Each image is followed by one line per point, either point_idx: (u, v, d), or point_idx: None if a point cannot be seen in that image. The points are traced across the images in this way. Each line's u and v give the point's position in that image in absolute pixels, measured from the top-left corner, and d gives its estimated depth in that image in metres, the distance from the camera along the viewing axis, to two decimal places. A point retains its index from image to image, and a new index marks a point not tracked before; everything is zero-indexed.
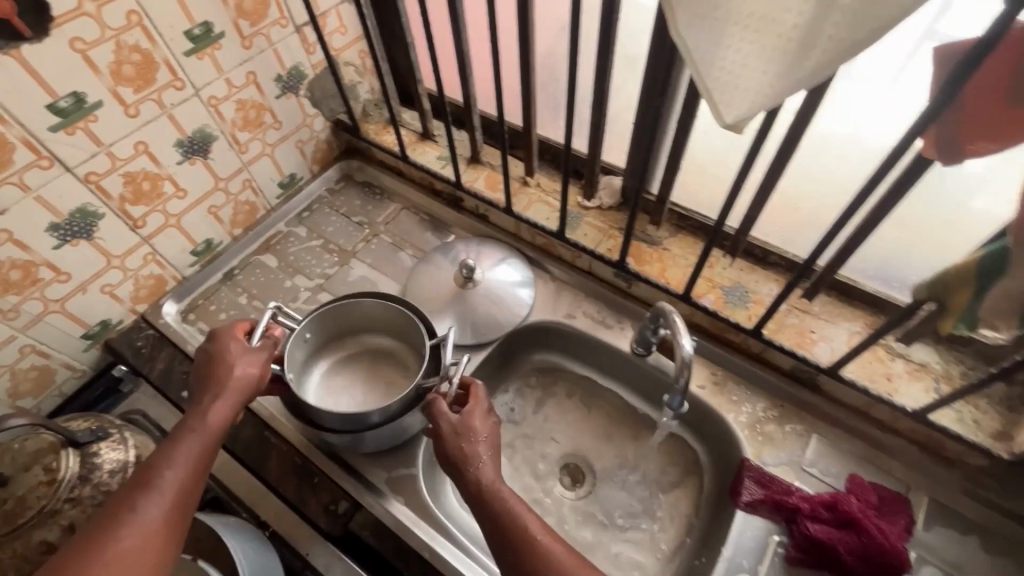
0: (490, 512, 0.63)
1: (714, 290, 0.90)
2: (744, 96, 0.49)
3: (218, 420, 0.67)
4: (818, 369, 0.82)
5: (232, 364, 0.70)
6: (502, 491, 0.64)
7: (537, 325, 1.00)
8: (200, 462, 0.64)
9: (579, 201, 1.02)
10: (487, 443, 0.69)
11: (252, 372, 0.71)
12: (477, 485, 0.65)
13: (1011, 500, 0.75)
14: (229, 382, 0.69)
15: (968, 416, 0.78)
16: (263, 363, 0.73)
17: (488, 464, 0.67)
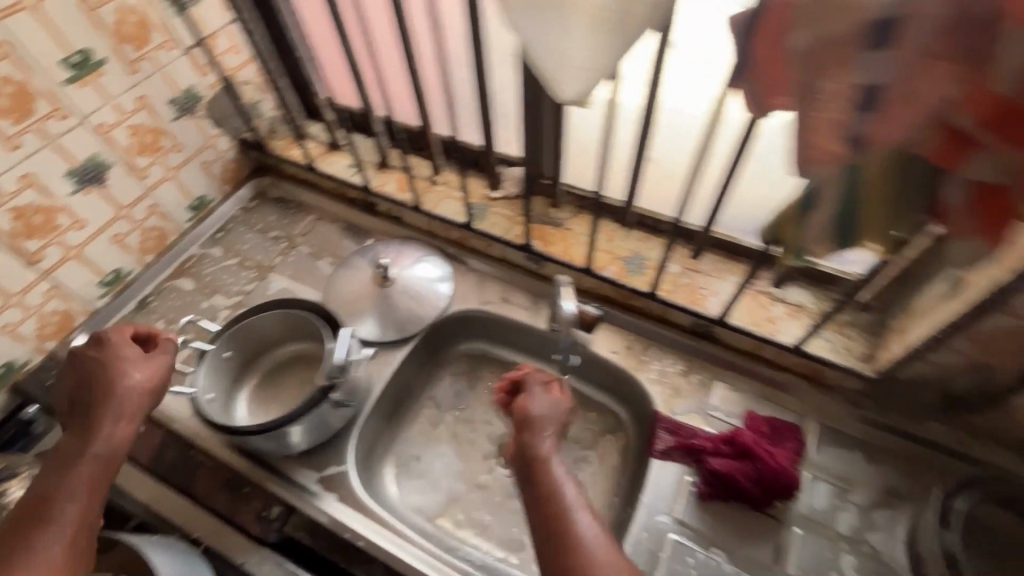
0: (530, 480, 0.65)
1: (615, 261, 0.96)
2: (575, 77, 0.55)
3: (117, 438, 0.67)
4: (711, 321, 0.90)
5: (123, 379, 0.70)
6: (551, 458, 0.66)
7: (458, 315, 1.04)
8: (101, 483, 0.65)
9: (485, 193, 1.08)
10: (554, 417, 0.71)
11: (140, 382, 0.71)
12: (529, 454, 0.67)
13: (885, 415, 0.85)
14: (120, 401, 0.69)
15: (840, 344, 0.86)
16: (155, 373, 0.73)
17: (544, 436, 0.69)
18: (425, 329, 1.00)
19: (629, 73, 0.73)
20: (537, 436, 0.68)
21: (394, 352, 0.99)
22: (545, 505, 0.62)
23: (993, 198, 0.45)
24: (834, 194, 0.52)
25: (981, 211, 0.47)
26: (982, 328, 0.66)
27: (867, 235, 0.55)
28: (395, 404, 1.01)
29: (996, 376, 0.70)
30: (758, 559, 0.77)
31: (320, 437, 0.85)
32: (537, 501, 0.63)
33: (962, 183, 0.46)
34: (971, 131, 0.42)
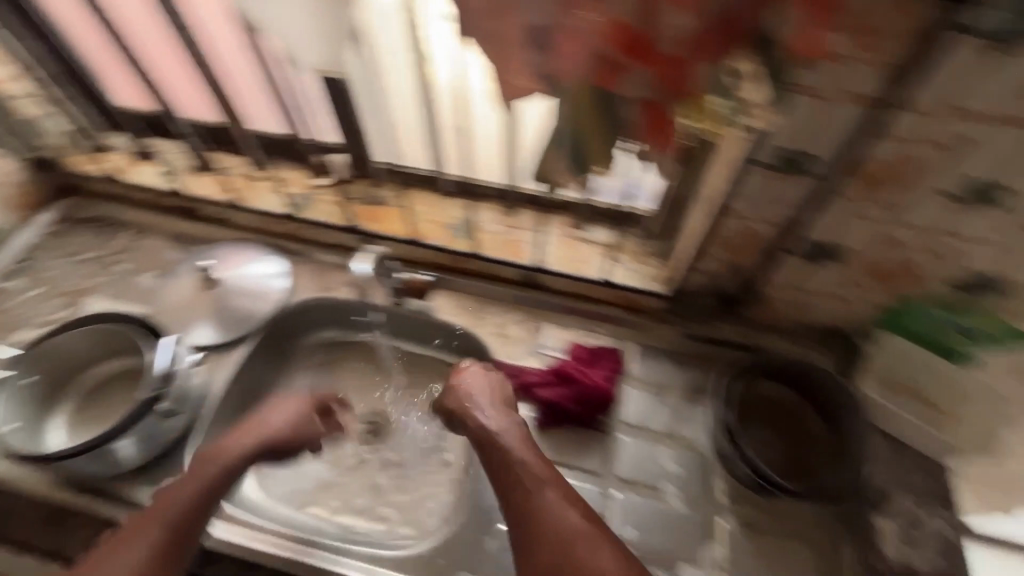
0: (495, 457, 0.73)
1: (440, 229, 1.01)
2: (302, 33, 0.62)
3: (206, 470, 0.72)
4: (533, 269, 0.98)
5: (279, 421, 0.81)
6: (509, 441, 0.73)
7: (299, 307, 1.02)
8: (205, 497, 0.70)
9: (309, 181, 1.06)
10: (484, 395, 0.80)
11: (319, 432, 0.84)
12: (481, 436, 0.75)
13: (688, 326, 0.96)
14: (252, 427, 0.79)
15: (644, 272, 0.97)
16: (304, 415, 0.83)
17: (489, 414, 0.77)
18: (263, 327, 0.98)
19: (379, 41, 0.71)
20: (481, 415, 0.77)
21: (232, 352, 0.96)
22: (507, 478, 0.70)
23: (657, 115, 0.55)
24: (564, 126, 0.60)
25: (652, 126, 0.56)
26: (724, 233, 0.79)
27: (595, 161, 0.63)
28: (244, 407, 0.98)
29: (748, 271, 0.84)
30: (589, 469, 0.86)
31: (150, 455, 0.82)
32: (503, 473, 0.70)
33: (633, 103, 0.55)
34: (618, 58, 0.50)
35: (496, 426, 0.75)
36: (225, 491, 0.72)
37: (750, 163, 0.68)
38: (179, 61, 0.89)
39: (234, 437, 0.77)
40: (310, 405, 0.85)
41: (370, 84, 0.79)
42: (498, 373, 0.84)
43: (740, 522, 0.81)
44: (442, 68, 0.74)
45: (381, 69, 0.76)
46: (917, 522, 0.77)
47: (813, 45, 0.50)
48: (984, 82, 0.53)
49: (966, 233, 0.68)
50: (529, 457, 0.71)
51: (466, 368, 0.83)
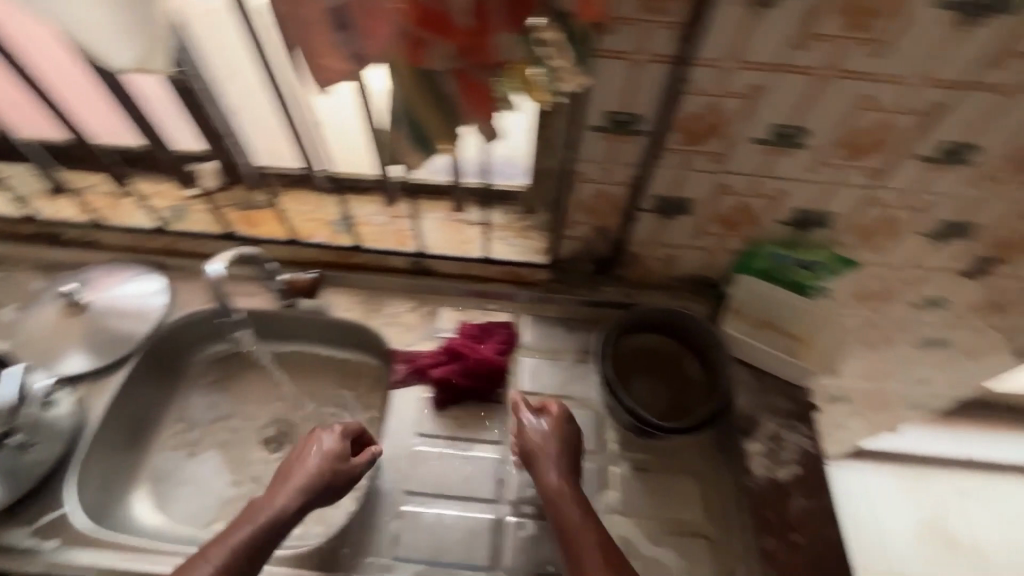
0: (556, 520, 0.72)
1: (323, 227, 1.01)
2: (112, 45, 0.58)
3: (241, 540, 0.67)
4: (417, 254, 1.00)
5: (330, 466, 0.74)
6: (569, 506, 0.72)
7: (183, 322, 0.98)
8: (250, 559, 0.66)
9: (181, 192, 1.03)
10: (553, 446, 0.77)
11: (360, 469, 0.76)
12: (548, 490, 0.73)
13: (574, 291, 1.01)
14: (301, 476, 0.73)
15: (527, 246, 1.00)
16: (352, 461, 0.76)
17: (554, 467, 0.75)
18: (142, 346, 0.94)
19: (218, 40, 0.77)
20: (546, 466, 0.75)
21: (110, 376, 0.92)
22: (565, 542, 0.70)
23: (471, 87, 0.58)
24: (396, 108, 0.61)
25: (470, 96, 0.58)
26: (581, 197, 0.84)
27: (438, 136, 0.63)
28: (131, 434, 0.94)
29: (613, 232, 0.90)
30: (489, 439, 0.88)
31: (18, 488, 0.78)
32: (565, 538, 0.70)
33: (449, 76, 0.57)
34: (418, 34, 0.52)
35: (558, 482, 0.74)
36: (267, 552, 0.68)
37: (585, 129, 0.72)
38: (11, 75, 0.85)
39: (278, 494, 0.71)
40: (344, 433, 0.78)
41: (198, 64, 0.80)
42: (564, 419, 0.79)
43: (630, 467, 0.86)
44: (272, 47, 0.77)
45: (211, 49, 0.80)
46: (779, 440, 0.84)
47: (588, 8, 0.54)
48: (755, 34, 0.60)
49: (782, 174, 0.76)
50: (584, 524, 0.70)
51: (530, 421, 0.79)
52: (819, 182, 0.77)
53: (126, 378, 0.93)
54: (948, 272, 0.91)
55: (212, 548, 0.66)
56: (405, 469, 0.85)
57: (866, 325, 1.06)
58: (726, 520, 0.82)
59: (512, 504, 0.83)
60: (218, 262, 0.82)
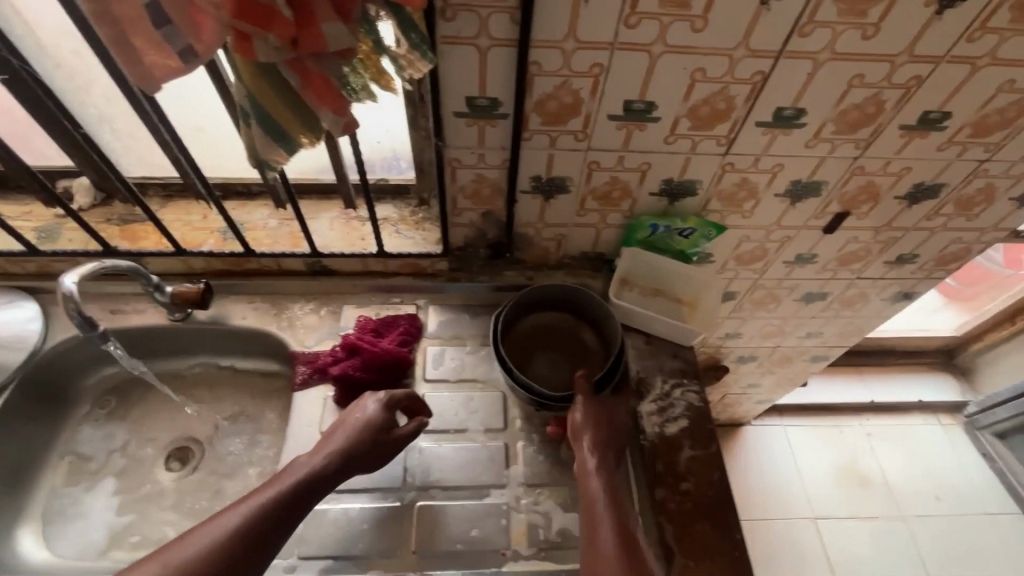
0: (584, 492, 0.75)
1: (211, 234, 0.98)
2: None
3: (289, 485, 0.70)
4: (313, 255, 0.98)
5: (370, 433, 0.77)
6: (601, 484, 0.75)
7: (63, 347, 0.93)
8: (287, 509, 0.68)
9: (52, 212, 0.98)
10: (601, 429, 0.80)
11: (399, 439, 0.79)
12: (586, 457, 0.78)
13: (473, 278, 1.03)
14: (342, 441, 0.75)
15: (423, 238, 1.02)
16: (393, 431, 0.79)
17: (595, 449, 0.78)
18: (17, 376, 0.89)
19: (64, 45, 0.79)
20: (587, 450, 0.78)
21: None
22: (587, 512, 0.73)
23: (312, 78, 0.58)
24: (243, 103, 0.61)
25: (310, 88, 0.58)
26: (460, 183, 0.86)
27: (292, 130, 0.64)
28: (13, 470, 0.88)
29: (499, 216, 0.93)
30: None
31: None
32: (587, 503, 0.74)
33: (285, 68, 0.56)
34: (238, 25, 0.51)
35: (593, 469, 0.76)
36: (307, 508, 0.70)
37: (448, 115, 0.74)
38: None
39: (323, 455, 0.74)
40: (390, 402, 0.81)
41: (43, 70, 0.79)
42: (617, 413, 0.83)
43: (534, 440, 0.89)
44: None
45: (54, 53, 0.79)
46: (669, 398, 0.90)
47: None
48: (584, 15, 0.64)
49: (641, 148, 0.81)
50: (605, 501, 0.73)
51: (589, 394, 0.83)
52: (677, 153, 0.82)
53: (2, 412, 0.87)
54: (809, 228, 0.99)
55: (250, 497, 0.68)
56: None
57: (752, 285, 1.14)
58: None
59: (419, 489, 0.84)
60: (71, 277, 0.79)
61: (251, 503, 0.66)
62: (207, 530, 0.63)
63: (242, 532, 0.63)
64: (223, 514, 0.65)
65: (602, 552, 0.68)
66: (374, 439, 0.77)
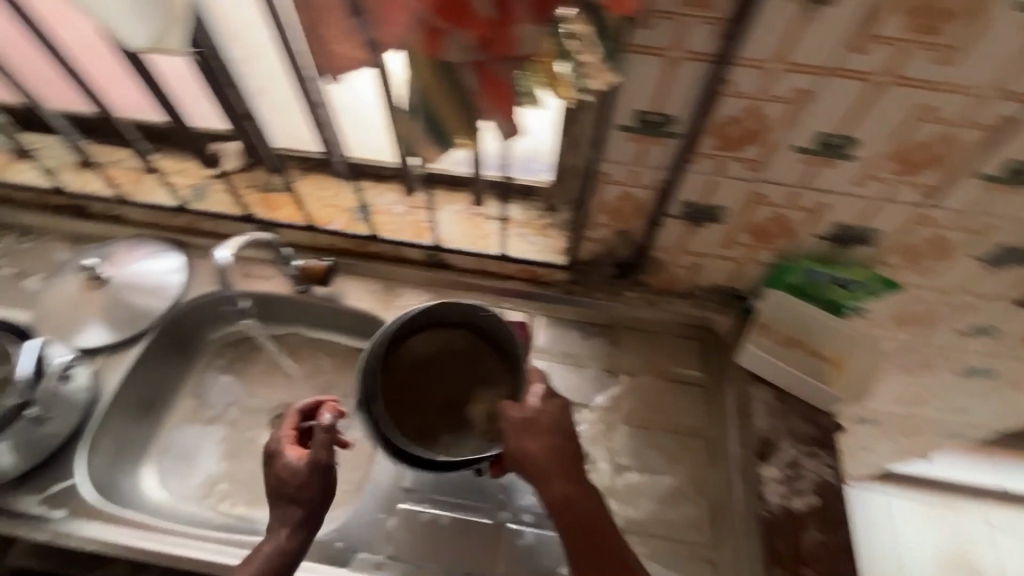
0: (566, 522, 0.65)
1: (341, 214, 1.00)
2: (133, 21, 0.56)
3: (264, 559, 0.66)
4: (434, 249, 0.98)
5: (292, 490, 0.69)
6: (584, 504, 0.66)
7: (198, 301, 0.99)
8: None
9: (203, 172, 1.03)
10: (561, 439, 0.68)
11: (305, 468, 0.69)
12: (554, 498, 0.65)
13: (590, 293, 0.98)
14: (287, 517, 0.69)
15: (545, 245, 0.97)
16: (306, 470, 0.69)
17: (561, 469, 0.66)
18: (159, 323, 0.95)
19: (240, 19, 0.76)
20: (555, 471, 0.66)
21: (127, 350, 0.93)
22: (580, 544, 0.64)
23: (492, 81, 0.55)
24: (415, 98, 0.58)
25: (488, 91, 0.55)
26: (604, 199, 0.79)
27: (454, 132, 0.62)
28: (146, 408, 0.95)
29: (635, 236, 0.86)
30: None
31: (27, 451, 0.78)
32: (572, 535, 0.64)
33: (468, 68, 0.54)
34: (434, 21, 0.48)
35: (573, 488, 0.66)
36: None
37: (613, 128, 0.68)
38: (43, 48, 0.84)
39: (279, 536, 0.68)
40: (290, 438, 0.73)
41: (218, 43, 0.77)
42: (566, 405, 0.71)
43: (635, 480, 0.84)
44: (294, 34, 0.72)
45: (229, 28, 0.77)
46: (798, 468, 0.80)
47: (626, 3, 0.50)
48: (808, 35, 0.54)
49: (823, 186, 0.70)
50: (594, 516, 0.65)
51: (529, 395, 0.70)
52: (864, 197, 0.71)
53: (144, 351, 0.94)
54: None
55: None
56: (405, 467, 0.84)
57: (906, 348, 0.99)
58: (734, 547, 0.78)
59: (513, 512, 0.81)
60: (227, 250, 0.83)
61: None
62: None
63: None
64: None
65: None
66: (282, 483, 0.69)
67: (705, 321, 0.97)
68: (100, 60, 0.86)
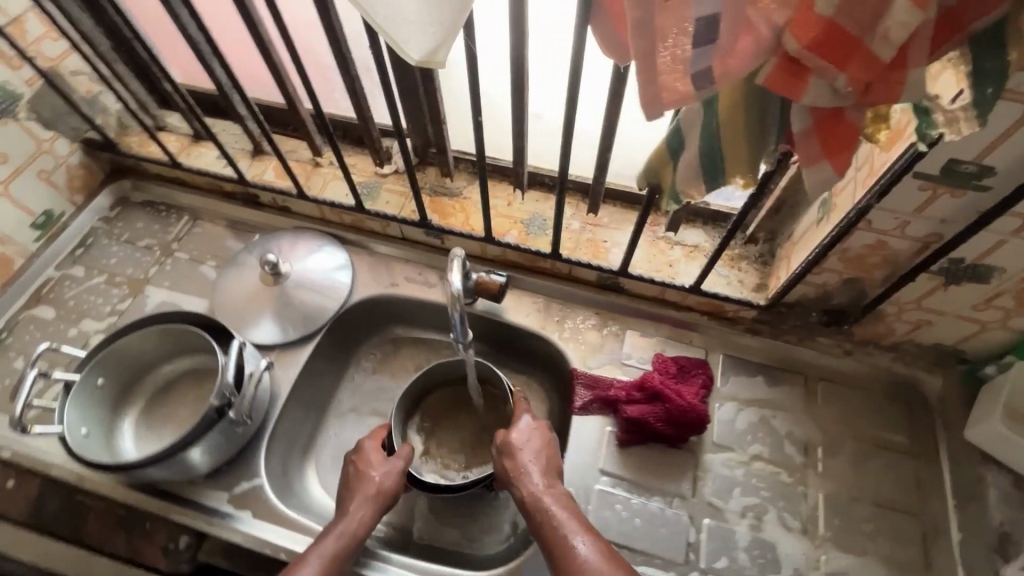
0: (537, 522, 0.67)
1: (515, 226, 0.95)
2: (416, 28, 0.49)
3: (346, 521, 0.71)
4: (614, 273, 0.90)
5: (371, 474, 0.76)
6: (555, 506, 0.68)
7: (362, 303, 0.97)
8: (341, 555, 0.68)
9: (373, 170, 1.01)
10: (535, 456, 0.74)
11: (394, 463, 0.78)
12: (523, 494, 0.70)
13: (781, 334, 0.89)
14: (368, 500, 0.73)
15: (734, 278, 0.89)
16: (390, 461, 0.78)
17: (536, 474, 0.72)
18: (331, 322, 0.94)
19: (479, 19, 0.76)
20: (529, 476, 0.71)
21: (299, 349, 0.92)
22: (547, 539, 0.65)
23: (835, 124, 0.45)
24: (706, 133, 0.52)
25: (827, 138, 0.46)
26: (849, 245, 0.71)
27: (732, 168, 0.55)
28: (311, 409, 0.94)
29: (864, 285, 0.77)
30: (680, 494, 0.79)
31: (223, 454, 0.78)
32: (541, 527, 0.67)
33: (801, 113, 0.46)
34: (805, 59, 0.40)
35: (546, 491, 0.70)
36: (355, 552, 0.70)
37: (907, 176, 0.58)
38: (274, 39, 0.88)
39: (359, 518, 0.72)
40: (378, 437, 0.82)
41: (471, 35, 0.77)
42: (549, 429, 0.78)
43: (841, 558, 0.76)
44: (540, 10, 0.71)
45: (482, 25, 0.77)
46: None
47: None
48: None
49: None
50: (565, 516, 0.66)
51: (517, 423, 0.78)
52: None
53: (314, 351, 0.93)
54: None
55: (314, 557, 0.67)
56: (585, 507, 0.79)
57: None
58: None
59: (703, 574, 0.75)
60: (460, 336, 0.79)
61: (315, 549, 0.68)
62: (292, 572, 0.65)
63: None
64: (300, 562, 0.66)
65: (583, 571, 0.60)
66: (365, 472, 0.76)
67: (911, 381, 0.86)
68: (316, 52, 0.89)
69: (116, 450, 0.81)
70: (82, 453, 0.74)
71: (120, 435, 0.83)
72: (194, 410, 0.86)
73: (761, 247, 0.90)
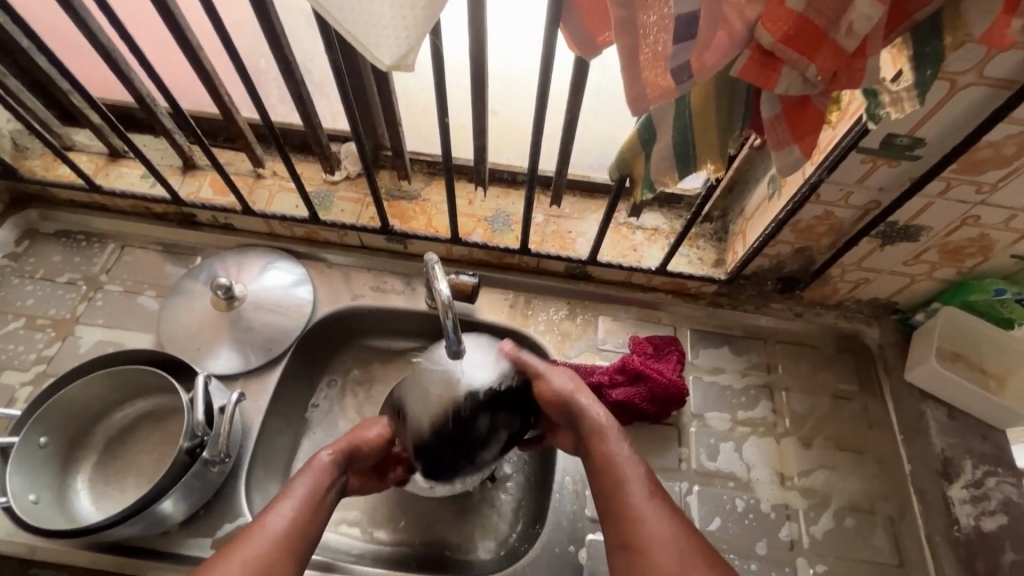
0: (606, 477, 0.66)
1: (479, 224, 0.93)
2: (383, 25, 0.46)
3: (324, 459, 0.68)
4: (582, 262, 0.91)
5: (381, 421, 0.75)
6: (628, 466, 0.66)
7: (327, 319, 0.92)
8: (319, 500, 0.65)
9: (324, 177, 0.96)
10: (587, 397, 0.72)
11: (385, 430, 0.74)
12: (591, 437, 0.69)
13: (740, 304, 0.94)
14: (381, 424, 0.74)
15: (695, 256, 0.93)
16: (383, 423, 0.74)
17: (596, 419, 0.70)
18: (297, 343, 0.89)
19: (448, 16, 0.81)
20: (592, 425, 0.69)
21: (265, 374, 0.86)
22: (614, 494, 0.65)
23: (800, 110, 0.49)
24: (677, 125, 0.55)
25: (797, 126, 0.50)
26: (800, 218, 0.77)
27: (704, 156, 0.56)
28: (283, 436, 0.89)
29: (812, 252, 0.84)
30: (668, 467, 0.83)
31: (199, 501, 0.73)
32: (611, 488, 0.65)
33: (774, 102, 0.49)
34: (776, 51, 0.43)
35: (599, 418, 0.70)
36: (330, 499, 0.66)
37: (853, 150, 0.64)
38: (213, 48, 0.87)
39: (327, 465, 0.68)
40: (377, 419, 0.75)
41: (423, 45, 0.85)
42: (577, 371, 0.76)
43: (817, 501, 0.82)
44: None
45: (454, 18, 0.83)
46: (984, 488, 0.81)
47: (996, 36, 0.45)
48: None
49: None
50: (637, 480, 0.65)
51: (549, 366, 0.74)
52: None
53: (283, 375, 0.87)
54: None
55: (288, 493, 0.64)
56: (583, 493, 0.81)
57: None
58: (924, 564, 0.79)
59: None
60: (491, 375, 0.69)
61: (287, 500, 0.63)
62: (258, 528, 0.60)
63: (287, 534, 0.60)
64: (266, 513, 0.61)
65: (653, 533, 0.61)
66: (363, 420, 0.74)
67: (854, 333, 0.93)
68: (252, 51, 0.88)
69: (72, 512, 0.73)
70: (34, 522, 0.66)
71: (74, 495, 0.75)
72: (157, 455, 0.80)
73: (715, 225, 0.95)
